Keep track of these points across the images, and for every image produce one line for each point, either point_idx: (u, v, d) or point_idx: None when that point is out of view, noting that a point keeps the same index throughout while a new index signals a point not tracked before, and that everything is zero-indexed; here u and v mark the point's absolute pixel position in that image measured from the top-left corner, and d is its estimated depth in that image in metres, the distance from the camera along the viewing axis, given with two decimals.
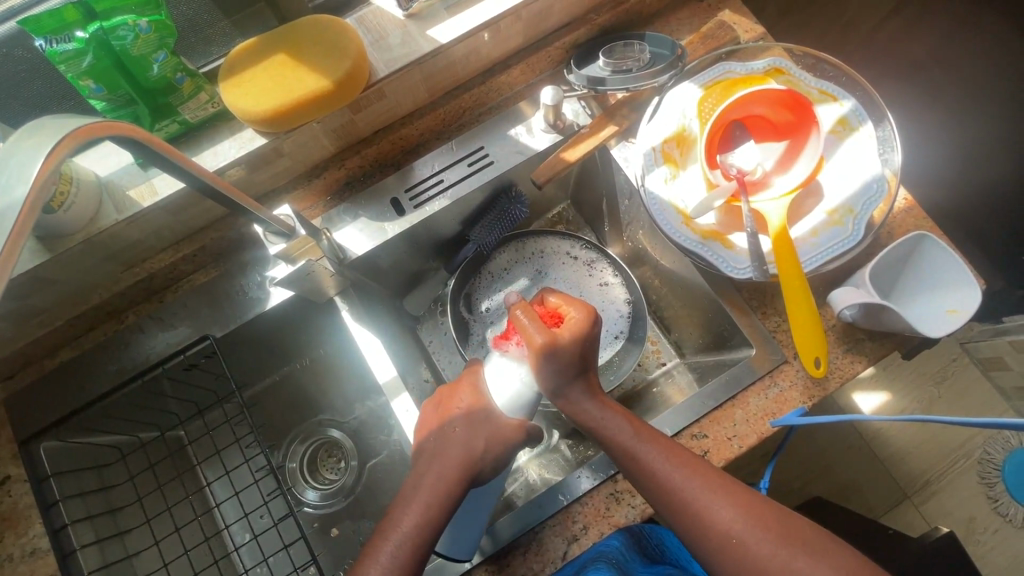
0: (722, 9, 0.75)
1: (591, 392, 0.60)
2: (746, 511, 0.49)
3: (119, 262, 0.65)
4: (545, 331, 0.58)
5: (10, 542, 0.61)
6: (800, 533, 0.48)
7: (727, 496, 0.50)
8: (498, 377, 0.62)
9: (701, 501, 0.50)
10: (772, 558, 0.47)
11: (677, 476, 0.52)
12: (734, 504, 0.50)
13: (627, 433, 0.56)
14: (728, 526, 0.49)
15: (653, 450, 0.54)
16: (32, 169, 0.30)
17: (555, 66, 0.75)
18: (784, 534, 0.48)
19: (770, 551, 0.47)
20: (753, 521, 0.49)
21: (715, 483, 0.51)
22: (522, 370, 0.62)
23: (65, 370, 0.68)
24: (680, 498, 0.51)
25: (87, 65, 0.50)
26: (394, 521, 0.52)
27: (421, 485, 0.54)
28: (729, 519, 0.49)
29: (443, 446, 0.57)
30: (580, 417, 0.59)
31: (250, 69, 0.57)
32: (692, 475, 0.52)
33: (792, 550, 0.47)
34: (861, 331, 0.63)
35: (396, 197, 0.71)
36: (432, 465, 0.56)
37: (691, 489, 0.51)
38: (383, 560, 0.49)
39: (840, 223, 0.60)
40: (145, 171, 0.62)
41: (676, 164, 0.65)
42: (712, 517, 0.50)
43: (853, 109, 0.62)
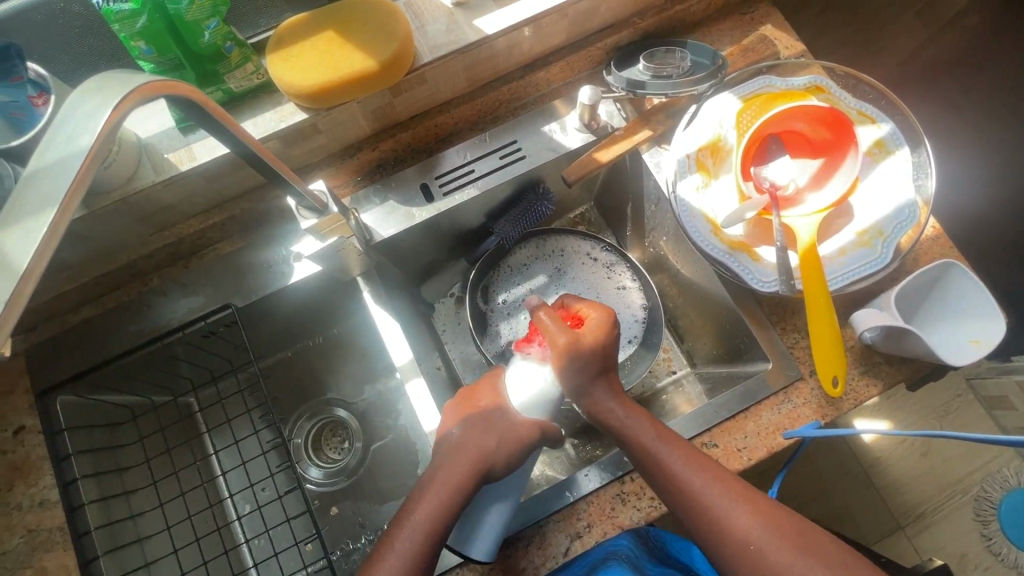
0: (764, 24, 0.75)
1: (613, 392, 0.61)
2: (765, 518, 0.49)
3: (151, 225, 0.66)
4: (568, 332, 0.59)
5: (21, 491, 0.62)
6: (816, 545, 0.48)
7: (746, 502, 0.51)
8: (519, 376, 0.61)
9: (719, 505, 0.51)
10: (788, 566, 0.47)
11: (696, 479, 0.52)
12: (753, 511, 0.50)
13: (647, 434, 0.56)
14: (747, 532, 0.49)
15: (674, 452, 0.54)
16: (98, 120, 0.31)
17: (595, 66, 0.75)
18: (801, 544, 0.48)
19: (788, 559, 0.47)
20: (771, 531, 0.49)
21: (734, 489, 0.52)
22: (545, 370, 0.60)
23: (88, 328, 0.68)
24: (696, 502, 0.51)
25: (140, 27, 0.50)
26: (408, 512, 0.54)
27: (436, 478, 0.55)
28: (747, 525, 0.49)
29: (463, 440, 0.57)
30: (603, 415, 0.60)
31: (299, 44, 0.58)
32: (710, 480, 0.52)
33: (808, 558, 0.47)
34: (878, 354, 0.63)
35: (425, 182, 0.72)
36: (449, 459, 0.56)
37: (708, 492, 0.51)
38: (397, 548, 0.51)
39: (868, 245, 0.60)
40: (186, 136, 0.62)
41: (709, 172, 0.65)
42: (730, 522, 0.50)
43: (891, 133, 0.62)
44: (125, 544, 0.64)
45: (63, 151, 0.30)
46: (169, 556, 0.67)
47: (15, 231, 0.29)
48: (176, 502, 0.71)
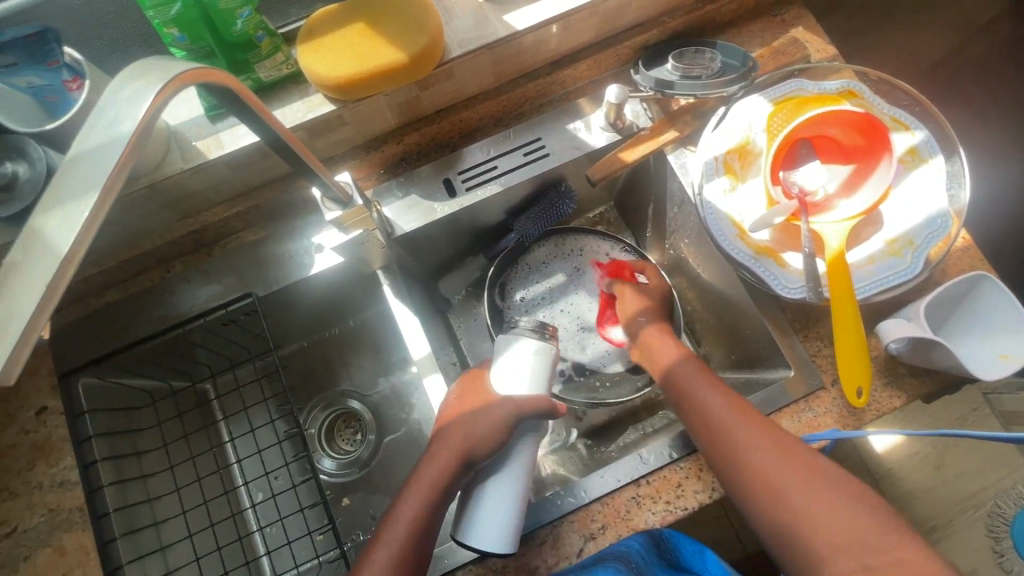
0: (795, 26, 0.74)
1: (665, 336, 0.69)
2: (782, 447, 0.53)
3: (176, 211, 0.66)
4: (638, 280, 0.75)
5: (41, 471, 0.63)
6: (830, 481, 0.50)
7: (765, 432, 0.54)
8: (510, 353, 0.58)
9: (739, 431, 0.55)
10: (794, 487, 0.50)
11: (720, 407, 0.57)
12: (771, 440, 0.53)
13: (687, 369, 0.62)
14: (761, 455, 0.53)
15: (704, 386, 0.60)
16: (140, 107, 0.31)
17: (622, 65, 0.74)
18: (807, 473, 0.51)
19: (795, 483, 0.50)
20: (783, 461, 0.52)
21: (756, 421, 0.55)
22: (537, 341, 0.58)
23: (111, 312, 0.69)
24: (721, 433, 0.55)
25: (174, 14, 0.51)
26: (394, 515, 0.54)
27: (421, 476, 0.56)
28: (762, 450, 0.53)
29: (444, 432, 0.58)
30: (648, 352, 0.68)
31: (329, 35, 0.58)
32: (734, 410, 0.56)
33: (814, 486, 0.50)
34: (902, 366, 0.62)
35: (447, 177, 0.72)
36: (436, 452, 0.57)
37: (734, 424, 0.55)
38: (392, 535, 0.53)
39: (898, 255, 0.59)
40: (215, 124, 0.62)
41: (736, 176, 0.64)
42: (747, 446, 0.54)
43: (925, 140, 0.61)
44: (140, 528, 0.64)
45: (104, 136, 0.31)
46: (184, 541, 0.68)
47: (58, 215, 0.29)
48: (192, 487, 0.72)
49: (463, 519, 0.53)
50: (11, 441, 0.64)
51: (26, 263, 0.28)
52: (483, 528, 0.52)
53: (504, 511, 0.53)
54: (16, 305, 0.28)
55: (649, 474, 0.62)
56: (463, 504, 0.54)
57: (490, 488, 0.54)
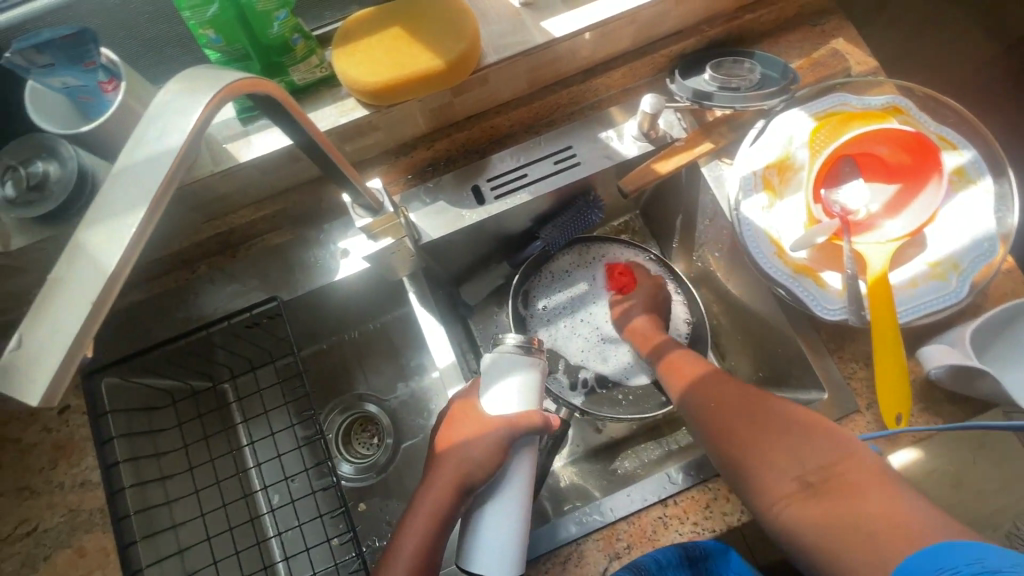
0: (836, 37, 0.72)
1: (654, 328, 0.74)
2: (739, 392, 0.59)
3: (203, 213, 0.65)
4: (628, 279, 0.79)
5: (62, 471, 0.63)
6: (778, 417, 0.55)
7: (726, 382, 0.61)
8: (493, 376, 0.56)
9: (704, 381, 0.62)
10: (741, 422, 0.56)
11: (693, 367, 0.65)
12: (729, 387, 0.60)
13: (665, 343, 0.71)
14: (717, 398, 0.59)
15: (681, 352, 0.68)
16: (189, 119, 0.30)
17: (657, 73, 0.73)
18: (757, 412, 0.56)
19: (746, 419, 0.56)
20: (751, 413, 0.57)
21: (719, 375, 0.62)
22: (522, 356, 0.55)
23: (134, 312, 0.69)
24: (705, 399, 0.60)
25: (211, 15, 0.49)
26: (395, 551, 0.53)
27: (419, 509, 0.54)
28: (719, 393, 0.60)
29: (438, 460, 0.56)
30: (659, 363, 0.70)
31: (365, 39, 0.56)
32: (704, 369, 0.64)
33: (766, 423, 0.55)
34: (941, 392, 0.60)
35: (476, 184, 0.70)
36: (433, 480, 0.55)
37: (714, 389, 0.60)
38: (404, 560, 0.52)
39: (942, 278, 0.57)
40: (245, 126, 0.61)
41: (775, 192, 0.62)
42: (707, 392, 0.61)
43: (972, 160, 0.59)
44: (160, 530, 0.63)
45: (152, 149, 0.30)
46: (202, 544, 0.67)
47: (103, 231, 0.28)
48: (211, 489, 0.71)
49: (467, 543, 0.52)
50: (33, 440, 0.64)
51: (71, 281, 0.28)
52: (487, 557, 0.51)
53: (507, 533, 0.52)
54: (60, 325, 0.27)
55: (677, 494, 0.61)
56: (464, 530, 0.53)
57: (489, 513, 0.53)
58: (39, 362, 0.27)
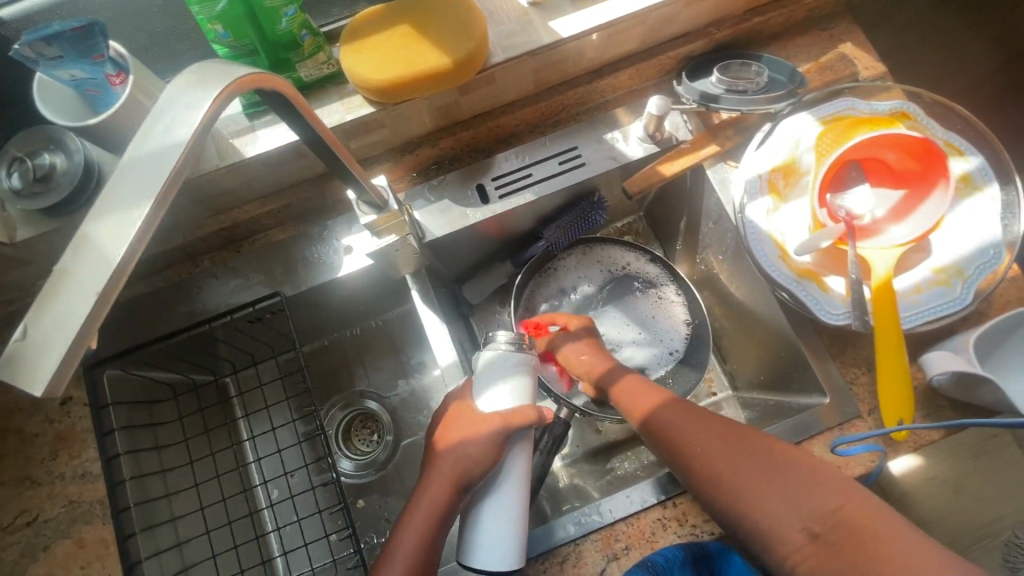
0: (844, 41, 0.72)
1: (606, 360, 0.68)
2: (726, 440, 0.54)
3: (208, 207, 0.66)
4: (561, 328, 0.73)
5: (64, 462, 0.63)
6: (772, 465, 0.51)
7: (709, 429, 0.55)
8: (487, 374, 0.56)
9: (682, 432, 0.56)
10: (738, 477, 0.52)
11: (664, 412, 0.58)
12: (715, 436, 0.54)
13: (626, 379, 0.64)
14: (705, 452, 0.54)
15: (647, 394, 0.61)
16: (197, 113, 0.30)
17: (663, 75, 0.73)
18: (754, 463, 0.52)
19: (741, 471, 0.52)
20: (751, 466, 0.52)
21: (697, 419, 0.56)
22: (513, 352, 0.56)
23: (137, 305, 0.69)
24: (690, 451, 0.54)
25: (220, 10, 0.49)
26: (393, 548, 0.52)
27: (416, 508, 0.53)
28: (706, 446, 0.54)
29: (434, 460, 0.55)
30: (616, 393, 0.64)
31: (373, 36, 0.57)
32: (677, 413, 0.58)
33: (764, 476, 0.51)
34: (943, 398, 0.60)
35: (480, 183, 0.70)
36: (431, 478, 0.54)
37: (698, 442, 0.54)
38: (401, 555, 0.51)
39: (947, 284, 0.57)
40: (252, 121, 0.61)
41: (780, 195, 0.62)
42: (690, 446, 0.55)
43: (979, 167, 0.59)
44: (159, 523, 0.63)
45: (160, 142, 0.30)
46: (201, 538, 0.67)
47: (109, 222, 0.28)
48: (211, 483, 0.71)
49: (467, 538, 0.52)
50: (35, 431, 0.64)
51: (78, 271, 0.28)
52: (486, 554, 0.51)
53: (505, 528, 0.52)
54: (66, 314, 0.27)
55: (676, 496, 0.61)
56: (463, 527, 0.53)
57: (487, 510, 0.52)
58: (44, 351, 0.27)
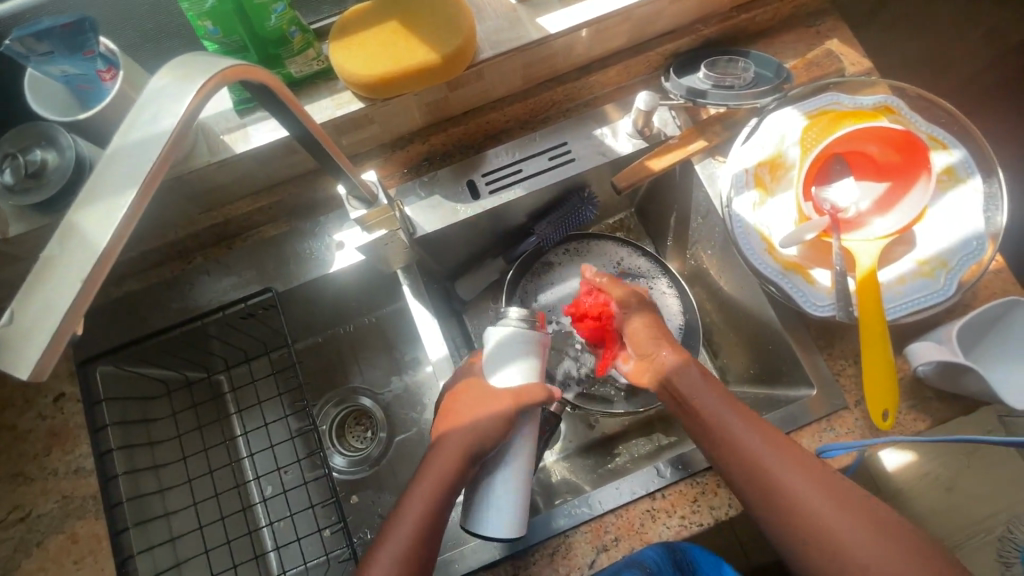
0: (830, 37, 0.73)
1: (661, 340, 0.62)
2: (805, 468, 0.50)
3: (200, 204, 0.66)
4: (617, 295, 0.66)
5: (56, 458, 0.63)
6: (855, 504, 0.48)
7: (787, 453, 0.52)
8: (498, 349, 0.56)
9: (759, 454, 0.52)
10: (820, 508, 0.48)
11: (736, 425, 0.54)
12: (795, 464, 0.51)
13: (695, 374, 0.58)
14: (787, 479, 0.50)
15: (717, 399, 0.56)
16: (182, 104, 0.31)
17: (652, 71, 0.74)
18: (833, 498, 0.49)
19: (820, 501, 0.49)
20: (820, 490, 0.49)
21: (775, 441, 0.52)
22: (526, 330, 0.56)
23: (130, 301, 0.69)
24: (767, 476, 0.51)
25: (209, 6, 0.50)
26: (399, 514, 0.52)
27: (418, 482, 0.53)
28: (789, 473, 0.50)
29: (443, 435, 0.55)
30: (659, 373, 0.59)
31: (361, 33, 0.57)
32: (751, 428, 0.53)
33: (844, 512, 0.48)
34: (929, 389, 0.61)
35: (471, 179, 0.71)
36: (437, 455, 0.54)
37: (777, 466, 0.51)
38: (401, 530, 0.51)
39: (930, 276, 0.58)
40: (242, 117, 0.62)
41: (766, 189, 0.63)
42: (771, 469, 0.51)
43: (962, 160, 0.60)
44: (152, 518, 0.63)
45: (146, 131, 0.30)
46: (194, 533, 0.67)
47: (96, 210, 0.29)
48: (204, 479, 0.71)
49: (477, 508, 0.53)
50: (28, 427, 0.65)
51: (64, 257, 0.28)
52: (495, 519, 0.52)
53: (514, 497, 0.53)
54: (52, 301, 0.28)
55: (665, 488, 0.62)
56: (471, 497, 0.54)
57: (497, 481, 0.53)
58: (30, 337, 0.27)
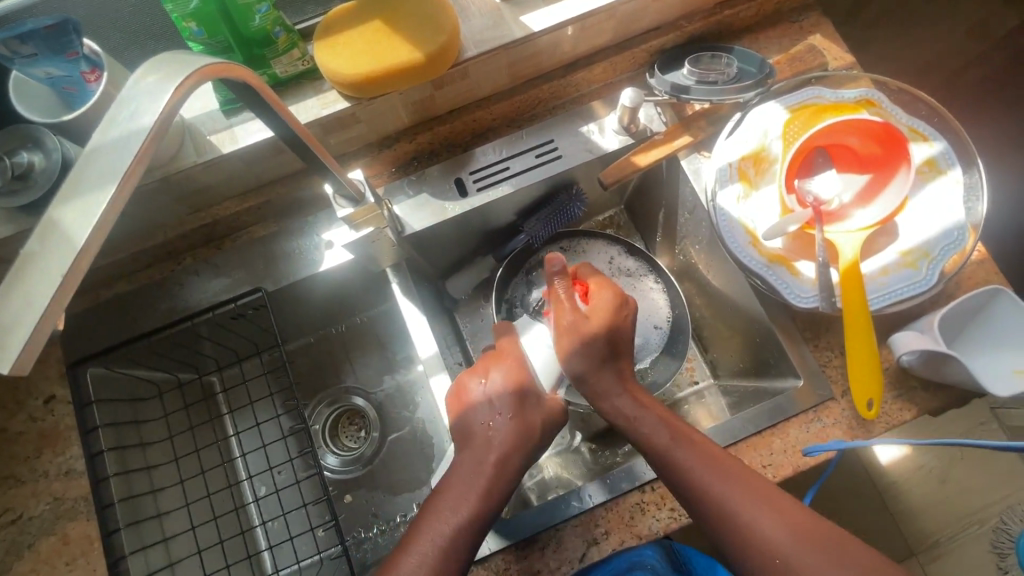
0: (813, 33, 0.74)
1: (621, 380, 0.62)
2: (759, 498, 0.51)
3: (188, 205, 0.66)
4: (574, 312, 0.65)
5: (47, 459, 0.63)
6: (811, 532, 0.48)
7: (738, 482, 0.52)
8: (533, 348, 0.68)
9: (709, 484, 0.52)
10: (778, 538, 0.49)
11: (683, 454, 0.54)
12: (748, 493, 0.51)
13: (631, 406, 0.59)
14: (741, 510, 0.50)
15: (662, 429, 0.57)
16: (160, 101, 0.31)
17: (637, 68, 0.74)
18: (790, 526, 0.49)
19: (778, 530, 0.49)
20: (776, 518, 0.50)
21: (724, 470, 0.53)
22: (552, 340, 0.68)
23: (120, 303, 0.69)
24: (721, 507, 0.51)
25: (193, 8, 0.51)
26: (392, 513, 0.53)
27: None
28: (742, 504, 0.51)
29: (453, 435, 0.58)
30: (614, 416, 0.60)
31: (346, 32, 0.58)
32: (700, 458, 0.54)
33: (801, 542, 0.48)
34: (914, 379, 0.61)
35: (459, 177, 0.71)
36: None
37: (731, 496, 0.51)
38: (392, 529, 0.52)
39: (913, 266, 0.58)
40: (229, 118, 0.62)
41: (750, 183, 0.63)
42: (724, 502, 0.51)
43: (943, 152, 0.61)
44: (144, 519, 0.63)
45: (125, 128, 0.31)
46: (187, 533, 0.67)
47: (74, 207, 0.29)
48: (195, 480, 0.71)
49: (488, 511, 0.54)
50: (18, 429, 0.65)
51: (42, 254, 0.29)
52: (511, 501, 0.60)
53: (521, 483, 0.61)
54: (31, 298, 0.28)
55: (654, 481, 0.62)
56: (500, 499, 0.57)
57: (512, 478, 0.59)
58: (8, 333, 0.28)
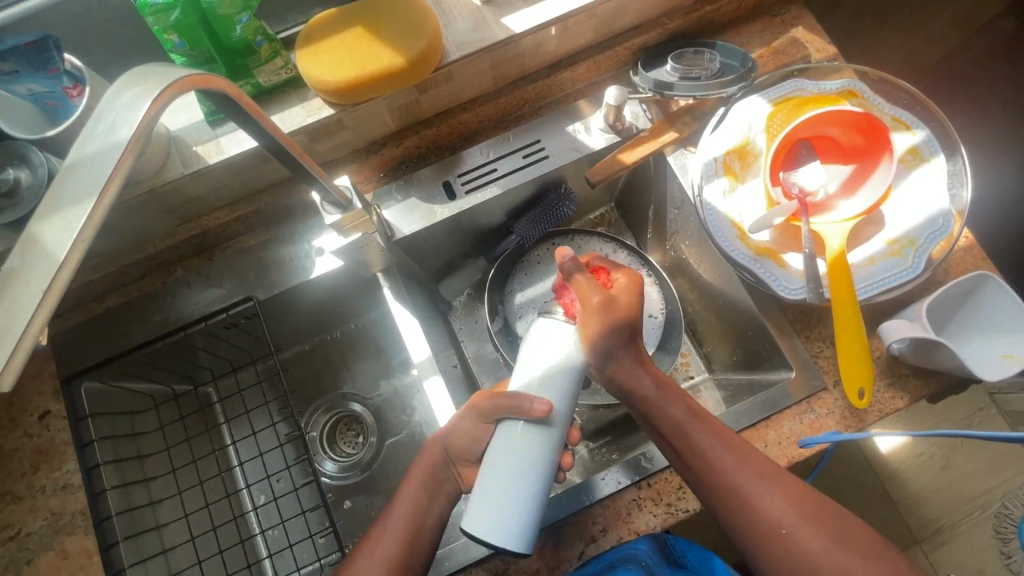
0: (795, 25, 0.74)
1: (641, 362, 0.59)
2: (765, 473, 0.52)
3: (177, 216, 0.67)
4: (602, 291, 0.56)
5: (44, 475, 0.63)
6: (813, 510, 0.50)
7: (745, 458, 0.53)
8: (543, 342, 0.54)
9: (721, 458, 0.53)
10: (779, 511, 0.50)
11: (695, 428, 0.55)
12: (755, 468, 0.52)
13: (648, 384, 0.58)
14: (750, 484, 0.51)
15: (674, 403, 0.57)
16: (138, 113, 0.31)
17: (621, 67, 0.75)
18: (794, 503, 0.50)
19: (780, 503, 0.50)
20: (781, 493, 0.51)
21: (733, 445, 0.53)
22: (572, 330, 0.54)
23: (113, 316, 0.70)
24: (729, 479, 0.52)
25: (174, 20, 0.51)
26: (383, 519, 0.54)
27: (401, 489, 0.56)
28: (750, 478, 0.51)
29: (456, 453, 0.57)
30: (630, 392, 0.58)
31: (327, 41, 0.58)
32: (710, 432, 0.54)
33: (802, 515, 0.49)
34: (905, 366, 0.61)
35: (447, 180, 0.72)
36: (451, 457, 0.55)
37: (737, 469, 0.52)
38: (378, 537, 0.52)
39: (899, 255, 0.58)
40: (215, 129, 0.63)
41: (736, 176, 0.64)
42: (732, 475, 0.52)
43: (926, 140, 0.61)
44: (144, 531, 0.63)
45: (102, 142, 0.31)
46: (186, 544, 0.67)
47: (56, 222, 0.29)
48: (194, 491, 0.72)
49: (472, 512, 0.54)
50: (13, 445, 0.65)
51: (24, 271, 0.29)
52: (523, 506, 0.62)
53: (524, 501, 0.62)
54: (14, 314, 0.28)
55: (651, 477, 0.62)
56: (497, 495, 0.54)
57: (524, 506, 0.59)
58: None
